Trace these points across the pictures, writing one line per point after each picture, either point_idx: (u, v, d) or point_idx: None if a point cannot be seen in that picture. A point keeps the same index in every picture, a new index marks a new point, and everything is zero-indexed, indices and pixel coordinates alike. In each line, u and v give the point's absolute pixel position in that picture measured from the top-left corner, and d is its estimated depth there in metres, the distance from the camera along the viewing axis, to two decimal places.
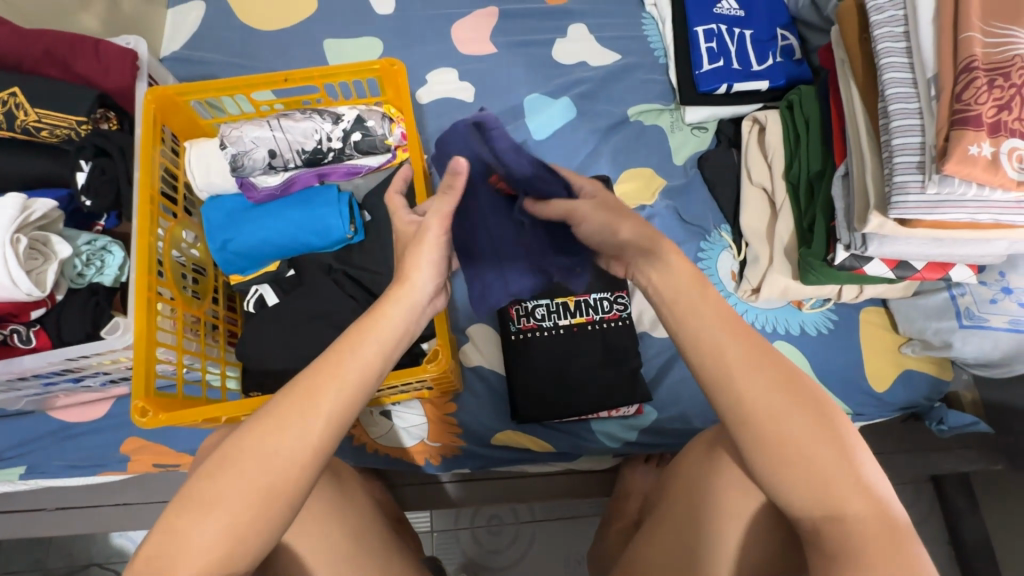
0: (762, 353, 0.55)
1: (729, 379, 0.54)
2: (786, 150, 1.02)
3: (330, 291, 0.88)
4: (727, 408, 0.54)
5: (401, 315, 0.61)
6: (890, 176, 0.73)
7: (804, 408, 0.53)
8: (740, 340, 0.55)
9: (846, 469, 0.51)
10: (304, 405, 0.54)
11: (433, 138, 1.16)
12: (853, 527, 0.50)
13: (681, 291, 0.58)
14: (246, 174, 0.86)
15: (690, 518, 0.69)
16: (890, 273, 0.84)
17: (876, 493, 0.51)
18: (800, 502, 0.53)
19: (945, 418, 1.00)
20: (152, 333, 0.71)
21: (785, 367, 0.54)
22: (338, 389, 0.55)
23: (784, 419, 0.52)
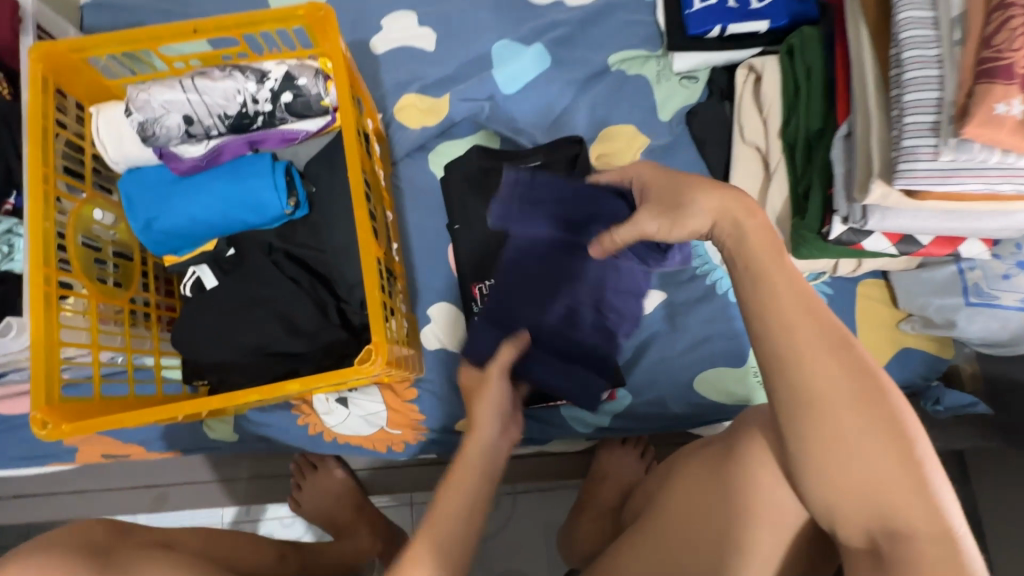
0: (835, 339, 0.47)
1: (795, 367, 0.47)
2: (783, 104, 0.90)
3: (268, 274, 0.80)
4: (788, 401, 0.48)
5: (478, 459, 0.57)
6: (898, 140, 0.62)
7: (875, 410, 0.46)
8: (815, 326, 0.47)
9: (910, 483, 0.45)
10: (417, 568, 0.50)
11: (389, 93, 1.04)
12: (913, 547, 0.44)
13: (756, 262, 0.50)
14: (163, 143, 0.76)
15: (700, 527, 0.62)
16: (891, 248, 0.75)
17: (945, 513, 0.45)
18: (852, 511, 0.47)
19: (942, 398, 0.94)
20: (53, 331, 0.63)
21: (861, 362, 0.47)
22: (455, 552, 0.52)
23: (849, 420, 0.46)
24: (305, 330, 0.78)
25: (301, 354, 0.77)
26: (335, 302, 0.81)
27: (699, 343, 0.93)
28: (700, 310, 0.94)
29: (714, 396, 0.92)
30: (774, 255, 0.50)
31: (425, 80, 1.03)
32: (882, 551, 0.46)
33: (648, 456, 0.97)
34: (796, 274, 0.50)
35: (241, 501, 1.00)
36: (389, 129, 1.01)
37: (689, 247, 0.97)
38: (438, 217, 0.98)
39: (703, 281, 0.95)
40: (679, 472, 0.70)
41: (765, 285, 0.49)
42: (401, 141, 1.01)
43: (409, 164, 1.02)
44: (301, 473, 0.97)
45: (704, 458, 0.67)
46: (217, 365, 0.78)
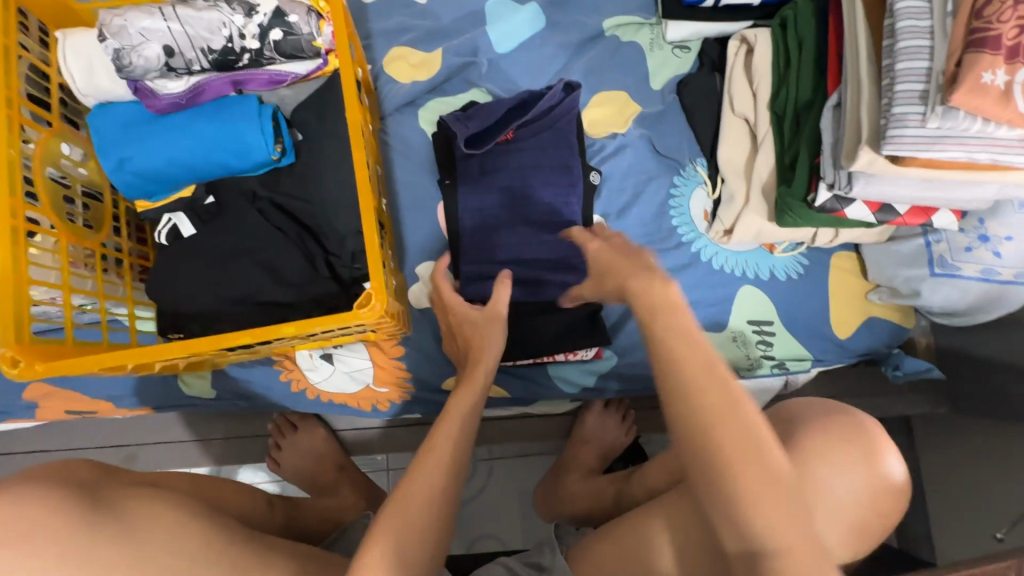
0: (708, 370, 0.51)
1: (678, 391, 0.51)
2: (774, 77, 0.92)
3: (253, 222, 0.77)
4: (680, 428, 0.50)
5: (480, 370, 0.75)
6: (888, 107, 0.65)
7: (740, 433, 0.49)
8: (697, 358, 0.51)
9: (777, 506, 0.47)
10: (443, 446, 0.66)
11: (378, 45, 1.00)
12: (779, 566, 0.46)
13: (664, 325, 0.52)
14: (139, 76, 0.71)
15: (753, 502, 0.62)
16: (871, 217, 0.78)
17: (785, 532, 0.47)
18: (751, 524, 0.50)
19: (901, 365, 1.00)
20: (22, 268, 0.59)
21: (736, 392, 0.50)
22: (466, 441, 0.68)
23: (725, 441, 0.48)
24: (293, 281, 0.76)
25: (290, 304, 0.75)
26: (323, 254, 0.78)
27: None
28: (684, 275, 0.97)
29: None
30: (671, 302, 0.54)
31: (416, 33, 1.00)
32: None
33: (629, 419, 1.01)
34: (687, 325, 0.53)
35: (216, 462, 0.98)
36: (378, 82, 0.98)
37: (676, 213, 0.99)
38: (428, 175, 0.96)
39: (688, 249, 0.98)
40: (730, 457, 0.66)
41: (656, 330, 0.53)
42: (391, 95, 0.98)
43: (398, 119, 0.99)
44: (281, 432, 0.96)
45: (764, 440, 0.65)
46: (197, 315, 0.75)
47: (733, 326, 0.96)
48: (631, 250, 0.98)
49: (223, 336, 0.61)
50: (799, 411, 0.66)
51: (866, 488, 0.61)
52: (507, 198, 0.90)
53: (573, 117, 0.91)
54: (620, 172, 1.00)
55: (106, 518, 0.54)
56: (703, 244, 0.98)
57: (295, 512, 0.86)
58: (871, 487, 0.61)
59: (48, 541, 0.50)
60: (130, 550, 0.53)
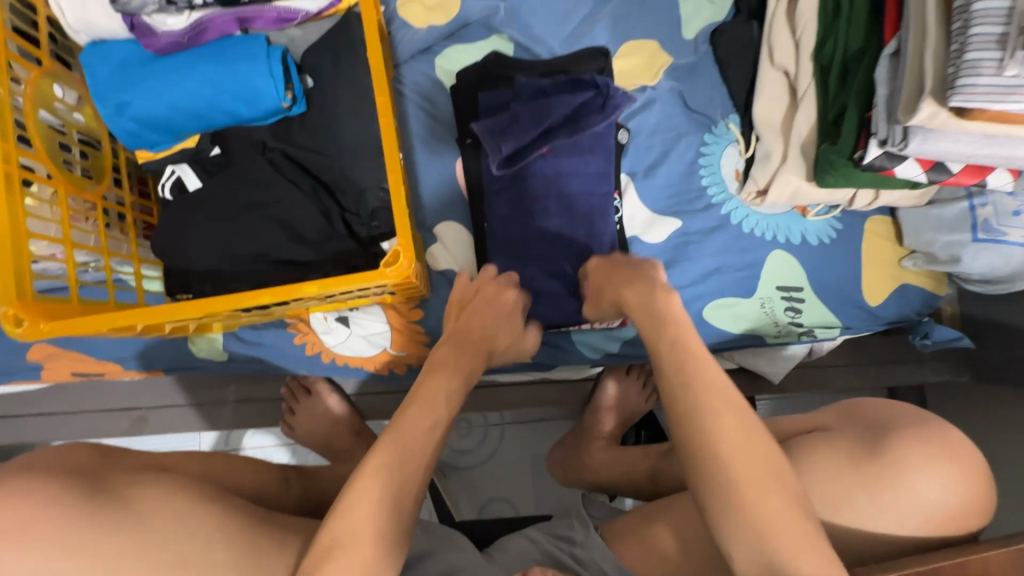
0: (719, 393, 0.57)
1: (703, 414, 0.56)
2: (819, 24, 0.86)
3: (264, 175, 0.71)
4: (698, 444, 0.55)
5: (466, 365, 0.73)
6: (959, 53, 0.59)
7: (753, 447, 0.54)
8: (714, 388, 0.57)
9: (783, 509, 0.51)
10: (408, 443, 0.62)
11: None
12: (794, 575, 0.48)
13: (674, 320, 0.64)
14: (134, 10, 0.65)
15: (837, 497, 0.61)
16: (922, 176, 0.74)
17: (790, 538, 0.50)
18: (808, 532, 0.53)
19: (931, 333, 0.97)
20: (19, 220, 0.55)
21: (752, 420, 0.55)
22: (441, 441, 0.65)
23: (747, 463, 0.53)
24: (308, 238, 0.71)
25: (307, 263, 0.71)
26: (339, 210, 0.73)
27: (710, 272, 0.92)
28: (713, 239, 0.93)
29: (723, 326, 0.93)
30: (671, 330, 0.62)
31: None
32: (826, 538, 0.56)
33: (651, 386, 1.00)
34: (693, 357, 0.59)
35: (229, 427, 0.96)
36: (391, 26, 0.91)
37: (707, 173, 0.94)
38: (446, 128, 0.91)
39: (718, 211, 0.94)
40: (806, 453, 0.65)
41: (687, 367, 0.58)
42: (405, 40, 0.91)
43: (413, 68, 0.92)
44: (295, 396, 0.94)
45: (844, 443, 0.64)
46: (207, 274, 0.70)
47: (763, 292, 0.93)
48: (658, 211, 0.93)
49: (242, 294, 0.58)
50: (882, 414, 0.67)
51: (961, 497, 0.60)
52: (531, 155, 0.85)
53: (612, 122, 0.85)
54: (648, 128, 0.95)
55: (114, 497, 0.51)
56: (734, 206, 0.94)
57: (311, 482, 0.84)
58: (957, 491, 0.60)
59: (57, 522, 0.47)
60: (139, 532, 0.50)
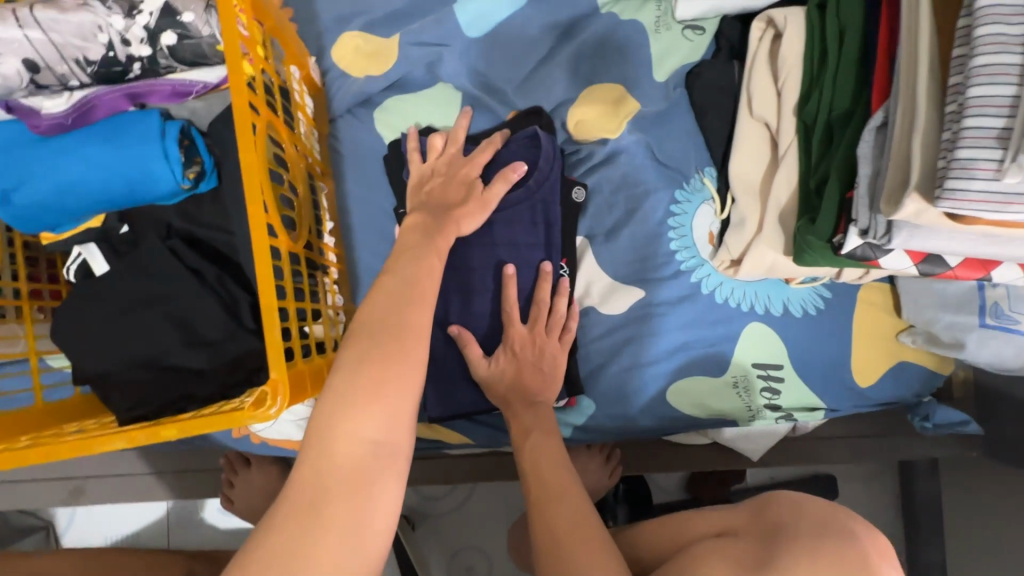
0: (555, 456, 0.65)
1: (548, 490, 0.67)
2: (805, 72, 0.74)
3: (162, 266, 0.65)
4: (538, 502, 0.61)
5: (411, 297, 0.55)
6: (950, 146, 0.49)
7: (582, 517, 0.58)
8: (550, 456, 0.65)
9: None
10: (366, 388, 0.46)
11: (327, 30, 0.83)
12: None
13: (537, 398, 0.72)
14: (10, 95, 0.60)
15: None
16: (912, 268, 0.63)
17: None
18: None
19: (931, 416, 0.86)
20: None
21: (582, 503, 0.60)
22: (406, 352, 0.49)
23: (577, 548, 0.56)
24: (207, 338, 0.65)
25: (199, 371, 0.64)
26: (247, 302, 0.67)
27: (677, 349, 0.83)
28: (680, 312, 0.83)
29: (689, 407, 0.83)
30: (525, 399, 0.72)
31: (371, 13, 0.83)
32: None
33: (612, 462, 0.92)
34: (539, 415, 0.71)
35: (168, 499, 0.92)
36: (327, 77, 0.83)
37: (676, 235, 0.84)
38: (385, 190, 0.83)
39: (687, 279, 0.84)
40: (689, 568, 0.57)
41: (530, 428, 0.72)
42: (341, 93, 0.83)
43: (351, 122, 0.84)
44: (232, 470, 0.89)
45: (735, 553, 0.55)
46: (98, 376, 0.65)
47: (735, 370, 0.83)
48: (618, 279, 0.84)
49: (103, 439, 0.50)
50: (788, 517, 0.54)
51: None
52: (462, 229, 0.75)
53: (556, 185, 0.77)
54: (610, 184, 0.85)
55: None
56: (706, 274, 0.84)
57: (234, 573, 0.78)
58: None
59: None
60: None
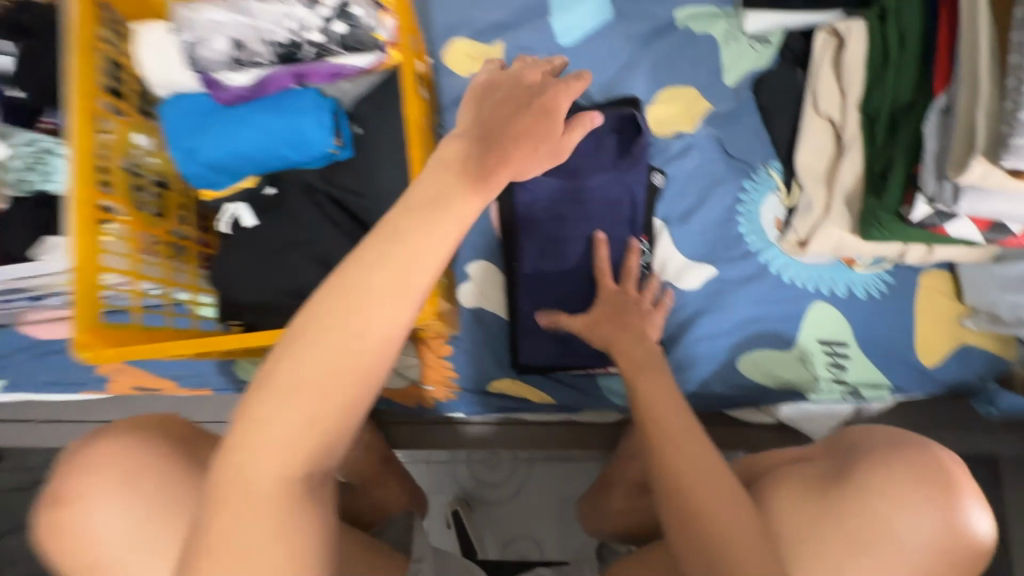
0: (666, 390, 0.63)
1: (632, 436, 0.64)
2: (867, 74, 0.83)
3: (310, 217, 0.77)
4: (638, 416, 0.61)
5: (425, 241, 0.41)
6: (1012, 114, 0.57)
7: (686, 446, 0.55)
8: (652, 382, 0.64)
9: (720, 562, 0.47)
10: (335, 365, 0.39)
11: (439, 37, 0.97)
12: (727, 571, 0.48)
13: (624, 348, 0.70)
14: (208, 69, 0.72)
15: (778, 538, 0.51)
16: (977, 235, 0.70)
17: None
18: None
19: (996, 401, 0.89)
20: (96, 258, 0.62)
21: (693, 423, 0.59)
22: (382, 318, 0.40)
23: (682, 460, 0.54)
24: None
25: None
26: None
27: (744, 322, 0.90)
28: (749, 288, 0.90)
29: (759, 377, 0.89)
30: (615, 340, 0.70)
31: (478, 24, 0.97)
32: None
33: None
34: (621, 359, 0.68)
35: None
36: (438, 75, 0.96)
37: (745, 220, 0.92)
38: None
39: (756, 259, 0.91)
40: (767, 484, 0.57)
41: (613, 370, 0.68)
42: (449, 88, 0.96)
43: (455, 113, 0.96)
44: None
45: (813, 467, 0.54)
46: (253, 303, 0.76)
47: (802, 345, 0.89)
48: (692, 257, 0.92)
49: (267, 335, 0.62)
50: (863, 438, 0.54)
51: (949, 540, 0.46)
52: (555, 201, 0.84)
53: (642, 164, 0.84)
54: (685, 173, 0.94)
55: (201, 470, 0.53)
56: (774, 255, 0.91)
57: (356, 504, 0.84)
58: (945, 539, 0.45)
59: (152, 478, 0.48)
60: None
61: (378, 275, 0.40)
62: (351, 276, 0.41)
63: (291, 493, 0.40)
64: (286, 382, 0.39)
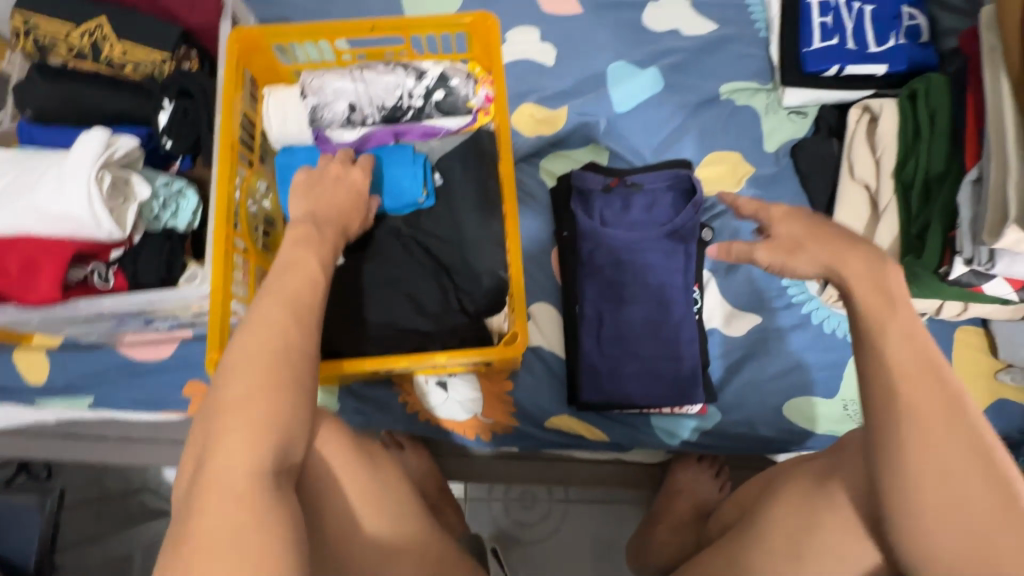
0: (928, 366, 0.51)
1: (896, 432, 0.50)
2: (900, 147, 0.92)
3: (398, 257, 0.85)
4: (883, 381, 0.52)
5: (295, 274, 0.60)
6: None
7: (935, 393, 0.50)
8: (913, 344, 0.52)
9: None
10: (266, 369, 0.52)
11: (508, 101, 1.09)
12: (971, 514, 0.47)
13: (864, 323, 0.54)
14: (324, 127, 0.83)
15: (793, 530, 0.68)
16: (1011, 294, 0.77)
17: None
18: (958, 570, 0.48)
19: None
20: (228, 288, 0.70)
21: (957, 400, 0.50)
22: (271, 330, 0.54)
23: (922, 401, 0.50)
24: (430, 310, 0.83)
25: (427, 333, 0.81)
26: (455, 289, 0.85)
27: (790, 368, 0.95)
28: (794, 337, 0.96)
29: (803, 423, 0.93)
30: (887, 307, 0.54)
31: (543, 92, 1.09)
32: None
33: (723, 476, 1.00)
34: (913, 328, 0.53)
35: None
36: (506, 134, 1.07)
37: None
38: (546, 219, 1.02)
39: (799, 310, 0.98)
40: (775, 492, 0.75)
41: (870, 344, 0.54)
42: (516, 146, 1.06)
43: (520, 169, 1.06)
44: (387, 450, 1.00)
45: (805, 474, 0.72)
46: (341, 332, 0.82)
47: (846, 394, 0.94)
48: (738, 306, 0.99)
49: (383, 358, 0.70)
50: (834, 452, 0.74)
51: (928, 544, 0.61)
52: (617, 248, 0.92)
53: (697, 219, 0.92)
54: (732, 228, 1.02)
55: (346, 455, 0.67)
56: (815, 307, 0.98)
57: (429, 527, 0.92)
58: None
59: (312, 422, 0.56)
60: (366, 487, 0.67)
61: (272, 295, 0.57)
62: (262, 312, 0.56)
63: (262, 482, 0.49)
64: (232, 397, 0.51)
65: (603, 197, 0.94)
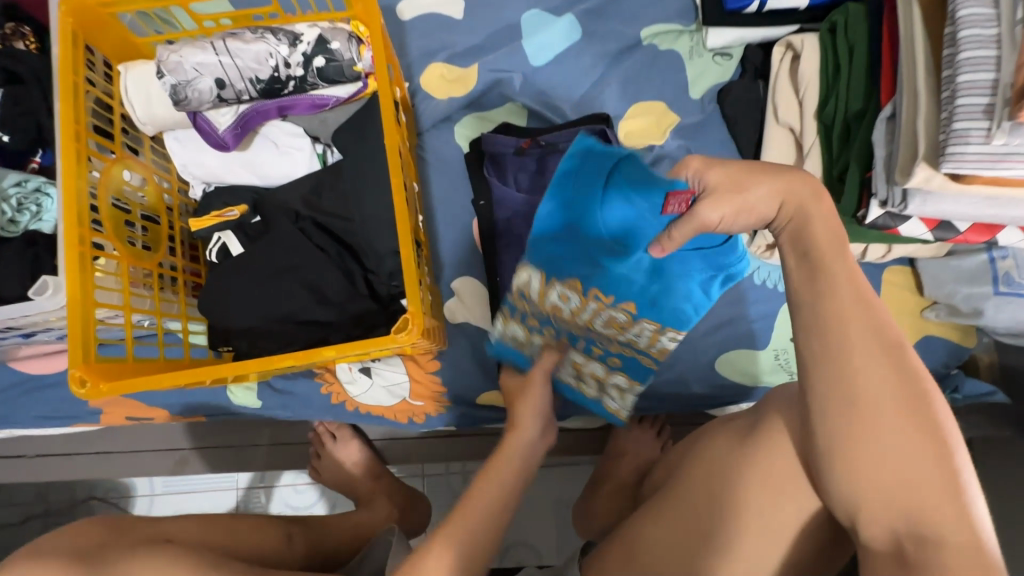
0: (882, 338, 0.49)
1: (840, 367, 0.49)
2: (821, 85, 0.88)
3: (296, 241, 0.79)
4: (817, 352, 0.50)
5: (519, 452, 0.70)
6: (948, 122, 0.61)
7: (890, 357, 0.48)
8: (853, 297, 0.50)
9: (951, 478, 0.46)
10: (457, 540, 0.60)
11: (416, 61, 1.01)
12: (906, 478, 0.46)
13: (815, 246, 0.53)
14: (195, 108, 0.75)
15: (710, 499, 0.65)
16: (927, 234, 0.75)
17: (978, 524, 0.44)
18: (878, 502, 0.48)
19: (961, 388, 0.94)
20: (89, 292, 0.64)
21: (913, 365, 0.48)
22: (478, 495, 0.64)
23: (870, 366, 0.48)
24: (334, 299, 0.78)
25: (331, 322, 0.78)
26: (363, 272, 0.80)
27: (722, 323, 0.92)
28: (725, 291, 0.93)
29: (735, 378, 0.92)
30: (839, 253, 0.52)
31: (454, 49, 1.01)
32: (906, 557, 0.46)
33: (665, 434, 0.98)
34: (854, 269, 0.52)
35: (261, 468, 1.00)
36: (416, 99, 0.99)
37: None
38: (464, 189, 0.97)
39: None
40: (695, 454, 0.72)
41: (823, 277, 0.51)
42: (428, 111, 0.99)
43: (434, 135, 0.99)
44: (321, 443, 0.98)
45: (727, 433, 0.68)
46: (241, 326, 0.78)
47: (777, 343, 0.92)
48: None
49: (269, 359, 0.65)
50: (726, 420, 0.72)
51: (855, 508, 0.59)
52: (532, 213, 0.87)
53: None
54: None
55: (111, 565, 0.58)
56: (744, 259, 0.93)
57: (316, 538, 0.85)
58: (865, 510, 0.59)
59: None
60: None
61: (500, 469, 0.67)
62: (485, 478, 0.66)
63: None
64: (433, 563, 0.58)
65: (515, 160, 0.90)
